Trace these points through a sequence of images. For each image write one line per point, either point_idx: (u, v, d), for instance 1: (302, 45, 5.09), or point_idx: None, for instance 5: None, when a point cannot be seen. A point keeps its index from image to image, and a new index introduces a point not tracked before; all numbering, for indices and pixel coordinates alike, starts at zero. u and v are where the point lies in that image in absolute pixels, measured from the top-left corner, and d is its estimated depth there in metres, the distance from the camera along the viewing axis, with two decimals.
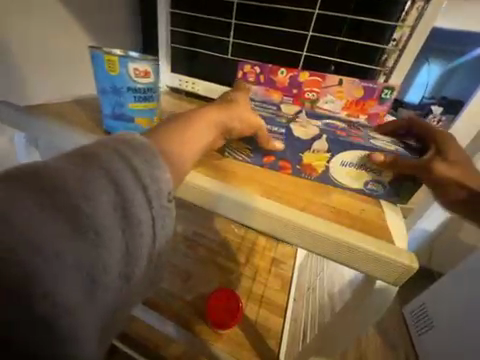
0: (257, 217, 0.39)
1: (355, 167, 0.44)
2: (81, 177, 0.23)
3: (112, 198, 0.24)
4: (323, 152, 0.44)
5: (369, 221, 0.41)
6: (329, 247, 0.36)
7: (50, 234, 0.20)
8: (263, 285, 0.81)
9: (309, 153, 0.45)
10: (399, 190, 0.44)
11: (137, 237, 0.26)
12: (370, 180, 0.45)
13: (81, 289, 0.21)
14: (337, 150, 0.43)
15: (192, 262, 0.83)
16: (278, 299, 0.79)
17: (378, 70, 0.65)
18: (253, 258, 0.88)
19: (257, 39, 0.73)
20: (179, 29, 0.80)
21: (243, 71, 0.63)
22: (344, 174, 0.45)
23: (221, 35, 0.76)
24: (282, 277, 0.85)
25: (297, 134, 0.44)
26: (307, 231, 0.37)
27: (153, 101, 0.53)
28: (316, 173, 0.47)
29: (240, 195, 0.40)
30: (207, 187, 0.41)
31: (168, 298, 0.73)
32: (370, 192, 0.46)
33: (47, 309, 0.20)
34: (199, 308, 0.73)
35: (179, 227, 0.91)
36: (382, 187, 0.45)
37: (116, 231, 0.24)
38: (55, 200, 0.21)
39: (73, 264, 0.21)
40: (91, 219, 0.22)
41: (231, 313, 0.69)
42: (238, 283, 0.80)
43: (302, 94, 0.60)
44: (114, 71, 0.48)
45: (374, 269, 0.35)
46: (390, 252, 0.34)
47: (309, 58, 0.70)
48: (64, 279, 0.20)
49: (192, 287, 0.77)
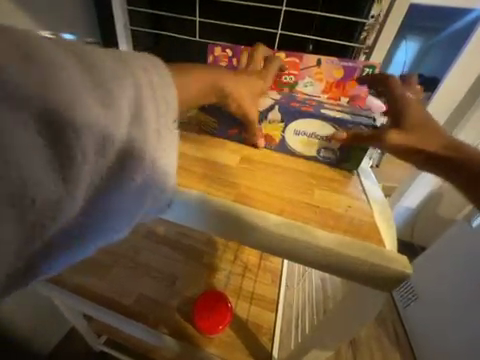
0: (234, 225, 0.35)
1: (307, 135, 0.47)
2: (105, 60, 0.23)
3: (130, 91, 0.23)
4: (278, 122, 0.46)
5: (356, 220, 0.38)
6: (314, 256, 0.33)
7: (74, 88, 0.20)
8: (252, 281, 0.79)
9: (266, 124, 0.47)
10: (352, 156, 0.47)
11: (142, 140, 0.24)
12: (322, 148, 0.47)
13: (93, 157, 0.22)
14: (289, 120, 0.45)
15: (177, 264, 0.79)
16: (268, 293, 0.76)
17: (358, 48, 0.61)
18: (241, 254, 0.84)
19: (227, 16, 0.64)
20: (138, 8, 0.69)
21: (213, 55, 0.57)
22: (298, 143, 0.48)
23: (185, 14, 0.67)
24: (273, 271, 0.81)
25: None
26: (294, 241, 0.33)
27: None
28: (274, 142, 0.49)
29: (210, 204, 0.35)
30: (205, 207, 0.35)
31: (153, 306, 0.70)
32: (324, 159, 0.48)
33: (64, 156, 0.20)
34: (186, 313, 0.70)
35: (161, 228, 0.84)
36: (333, 153, 0.47)
37: (125, 122, 0.23)
38: (86, 66, 0.21)
39: (88, 130, 0.21)
40: (111, 98, 0.22)
41: (220, 317, 0.66)
42: (227, 281, 0.77)
43: (280, 78, 0.54)
44: None
45: (365, 280, 0.32)
46: (383, 261, 0.32)
47: (285, 37, 0.64)
48: (80, 139, 0.20)
49: (178, 292, 0.73)
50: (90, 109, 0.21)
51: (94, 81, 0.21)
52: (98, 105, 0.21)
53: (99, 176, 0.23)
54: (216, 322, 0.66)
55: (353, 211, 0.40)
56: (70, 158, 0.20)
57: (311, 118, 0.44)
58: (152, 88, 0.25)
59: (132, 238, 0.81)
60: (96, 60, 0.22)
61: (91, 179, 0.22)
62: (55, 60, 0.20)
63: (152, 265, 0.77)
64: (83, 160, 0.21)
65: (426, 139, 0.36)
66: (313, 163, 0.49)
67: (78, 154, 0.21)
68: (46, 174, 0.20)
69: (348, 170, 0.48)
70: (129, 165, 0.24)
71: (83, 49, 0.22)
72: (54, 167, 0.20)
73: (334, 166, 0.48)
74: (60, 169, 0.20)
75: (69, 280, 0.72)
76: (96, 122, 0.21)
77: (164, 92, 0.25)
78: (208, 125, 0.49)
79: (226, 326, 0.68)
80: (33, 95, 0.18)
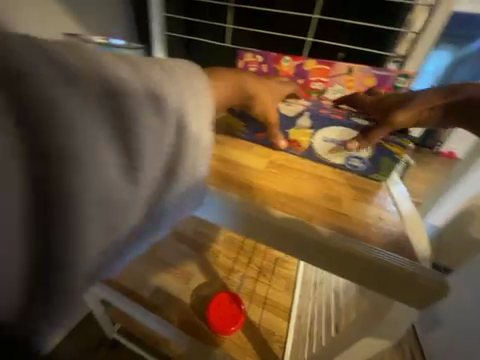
0: (255, 225, 0.34)
1: (334, 143, 0.46)
2: (151, 64, 0.22)
3: (179, 91, 0.23)
4: (307, 128, 0.46)
5: (382, 235, 0.38)
6: (339, 262, 0.32)
7: (135, 91, 0.20)
8: (266, 286, 0.79)
9: (293, 129, 0.47)
10: (380, 166, 0.46)
11: (193, 138, 0.24)
12: (351, 155, 0.46)
13: (156, 159, 0.21)
14: (318, 126, 0.45)
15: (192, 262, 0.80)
16: (282, 300, 0.77)
17: (388, 57, 0.59)
18: (253, 258, 0.84)
19: (259, 23, 0.66)
20: (173, 15, 0.72)
21: (243, 60, 0.58)
22: (325, 150, 0.47)
23: (218, 20, 0.70)
24: (288, 279, 0.81)
25: (284, 111, 0.45)
26: (324, 246, 0.32)
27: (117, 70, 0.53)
28: (302, 147, 0.48)
29: (240, 201, 0.35)
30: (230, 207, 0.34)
31: (168, 300, 0.72)
32: (351, 167, 0.47)
33: (130, 159, 0.20)
34: (199, 310, 0.71)
35: None
36: (361, 162, 0.46)
37: (177, 122, 0.23)
38: (139, 70, 0.21)
39: (151, 132, 0.20)
40: (164, 100, 0.21)
41: (233, 319, 0.67)
42: (240, 283, 0.78)
43: (308, 84, 0.55)
44: None
45: (399, 294, 0.31)
46: (424, 277, 0.29)
47: (315, 44, 0.64)
48: (144, 140, 0.20)
49: (192, 289, 0.75)
50: (150, 112, 0.20)
51: (150, 84, 0.21)
52: (153, 108, 0.21)
53: (157, 179, 0.22)
54: (228, 323, 0.66)
55: (380, 227, 0.39)
56: (136, 161, 0.20)
57: (335, 127, 0.44)
58: (195, 88, 0.24)
59: None
60: (145, 66, 0.22)
61: (149, 184, 0.21)
62: (114, 67, 0.19)
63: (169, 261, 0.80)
64: (147, 162, 0.20)
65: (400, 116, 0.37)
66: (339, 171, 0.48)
67: (143, 156, 0.20)
68: (117, 178, 0.19)
69: (374, 179, 0.47)
70: (180, 167, 0.23)
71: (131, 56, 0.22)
72: (123, 171, 0.19)
73: (362, 177, 0.47)
74: (127, 172, 0.20)
75: None
76: (155, 124, 0.21)
77: (204, 93, 0.24)
78: (237, 129, 0.49)
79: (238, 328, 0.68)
80: (100, 102, 0.18)
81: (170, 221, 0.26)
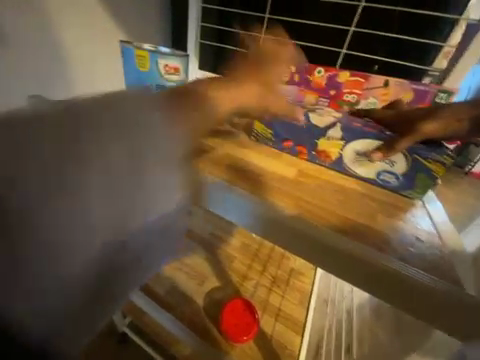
0: (274, 229, 0.34)
1: (365, 154, 0.47)
2: (121, 125, 0.20)
3: (157, 151, 0.22)
4: (337, 139, 0.47)
5: (414, 258, 0.38)
6: (355, 271, 0.31)
7: (114, 174, 0.20)
8: (280, 296, 0.77)
9: (324, 139, 0.48)
10: (415, 183, 0.46)
11: (173, 190, 0.25)
12: (382, 170, 0.47)
13: (141, 224, 0.24)
14: (350, 137, 0.46)
15: (207, 264, 0.81)
16: (296, 313, 0.74)
17: (426, 71, 0.58)
18: (269, 266, 0.83)
19: (291, 35, 0.67)
20: (209, 25, 0.76)
21: (276, 69, 0.59)
22: (357, 162, 0.48)
23: (251, 30, 0.72)
24: (303, 292, 0.79)
25: (314, 122, 0.47)
26: (340, 253, 0.32)
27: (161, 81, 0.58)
28: (329, 159, 0.50)
29: (259, 203, 0.36)
30: (252, 207, 0.36)
31: (181, 300, 0.73)
32: (383, 182, 0.48)
33: (116, 237, 0.22)
34: (212, 314, 0.71)
35: None
36: (394, 177, 0.47)
37: (159, 183, 0.24)
38: (112, 140, 0.19)
39: (136, 206, 0.22)
40: (142, 170, 0.22)
41: (246, 327, 0.66)
42: (253, 290, 0.77)
43: (340, 96, 0.54)
44: (144, 65, 0.59)
45: (431, 319, 0.28)
46: (465, 307, 0.26)
47: (348, 57, 0.64)
48: (131, 216, 0.22)
49: (206, 291, 0.75)
50: (131, 190, 0.21)
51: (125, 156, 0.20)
52: (134, 186, 0.22)
53: (143, 235, 0.25)
54: (241, 331, 0.65)
55: (413, 248, 0.38)
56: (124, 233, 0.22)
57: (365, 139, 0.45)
58: (173, 138, 0.23)
59: None
60: (114, 132, 0.20)
61: (136, 242, 0.24)
62: (82, 150, 0.18)
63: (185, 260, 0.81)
64: (132, 232, 0.23)
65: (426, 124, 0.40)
66: (370, 186, 0.49)
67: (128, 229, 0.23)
68: (103, 255, 0.22)
69: (405, 194, 0.48)
70: (163, 215, 0.26)
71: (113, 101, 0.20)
72: (107, 247, 0.22)
73: (391, 191, 0.48)
74: (112, 247, 0.22)
75: None
76: (139, 197, 0.22)
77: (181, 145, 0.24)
78: (265, 137, 0.54)
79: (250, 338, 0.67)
80: (82, 203, 0.19)
81: (161, 249, 0.30)
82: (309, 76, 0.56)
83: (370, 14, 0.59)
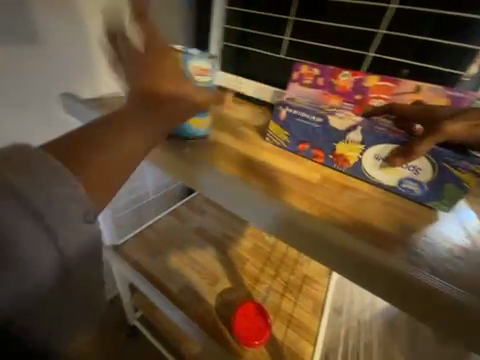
0: (287, 229, 0.43)
1: (383, 160, 0.45)
2: None
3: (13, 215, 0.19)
4: (357, 143, 0.46)
5: (439, 269, 0.36)
6: (340, 259, 0.39)
7: None
8: (292, 303, 0.76)
9: (342, 142, 0.48)
10: (442, 193, 0.43)
11: (52, 257, 0.21)
12: (405, 177, 0.45)
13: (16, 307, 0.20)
14: (370, 142, 0.45)
15: (220, 265, 0.82)
16: (309, 322, 0.72)
17: (463, 76, 0.54)
18: (282, 271, 0.84)
19: (316, 37, 0.66)
20: (232, 27, 0.77)
21: (299, 72, 0.58)
22: (376, 168, 0.46)
23: (275, 32, 0.71)
24: (316, 300, 0.77)
25: (333, 124, 0.48)
26: (328, 242, 0.39)
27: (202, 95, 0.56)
28: (347, 165, 0.49)
29: (276, 205, 0.43)
30: (271, 206, 0.43)
31: (193, 299, 0.73)
32: (405, 192, 0.45)
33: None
34: (223, 316, 0.70)
35: (210, 227, 0.94)
36: (419, 187, 0.44)
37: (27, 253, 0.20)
38: None
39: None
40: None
41: (259, 332, 0.65)
42: (265, 294, 0.77)
43: (367, 101, 0.51)
44: None
45: (402, 302, 0.35)
46: (424, 289, 0.34)
47: (376, 60, 0.61)
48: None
49: (217, 292, 0.75)
50: None
51: None
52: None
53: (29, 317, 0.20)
54: (253, 335, 0.64)
55: (451, 264, 0.36)
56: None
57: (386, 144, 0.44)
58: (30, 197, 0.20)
59: (186, 230, 0.92)
60: None
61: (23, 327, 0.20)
62: None
63: (198, 260, 0.83)
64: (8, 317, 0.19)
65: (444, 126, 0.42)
66: (391, 195, 0.46)
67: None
68: None
69: (429, 206, 0.44)
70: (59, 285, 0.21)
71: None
72: None
73: (413, 199, 0.45)
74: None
75: (131, 255, 0.82)
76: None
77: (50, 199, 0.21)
78: (280, 138, 0.55)
79: (261, 343, 0.65)
80: None
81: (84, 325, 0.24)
82: (334, 79, 0.55)
83: (402, 16, 0.56)
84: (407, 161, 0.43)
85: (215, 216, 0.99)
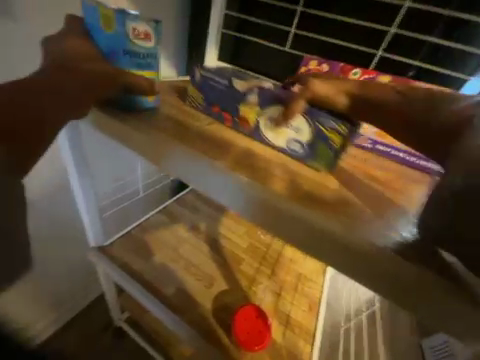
0: None
1: (271, 120, 0.45)
2: None
3: None
4: (255, 104, 0.46)
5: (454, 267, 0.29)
6: (333, 252, 0.33)
7: None
8: (289, 303, 0.75)
9: (244, 104, 0.47)
10: (317, 153, 0.42)
11: None
12: (292, 138, 0.44)
13: None
14: (264, 102, 0.45)
15: (215, 265, 0.80)
16: (306, 321, 0.72)
17: (468, 81, 0.55)
18: (278, 270, 0.84)
19: (324, 31, 0.63)
20: (233, 13, 0.71)
21: (307, 67, 0.57)
22: (268, 128, 0.45)
23: (280, 22, 0.67)
24: (311, 298, 0.78)
25: (238, 85, 0.47)
26: (327, 237, 0.33)
27: (153, 70, 0.46)
28: (247, 126, 0.48)
29: (268, 195, 0.36)
30: (271, 201, 0.36)
31: (187, 302, 0.70)
32: (292, 151, 0.44)
33: None
34: (221, 319, 0.68)
35: (204, 225, 0.90)
36: (300, 148, 0.43)
37: None
38: None
39: None
40: None
41: (258, 336, 0.64)
42: (262, 295, 0.76)
43: None
44: (110, 28, 0.40)
45: (403, 301, 0.30)
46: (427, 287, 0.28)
47: (384, 59, 0.60)
48: None
49: (213, 294, 0.73)
50: None
51: None
52: None
53: None
54: (253, 339, 0.63)
55: None
56: None
57: (271, 105, 0.44)
58: None
59: (179, 229, 0.87)
60: None
61: None
62: None
63: (192, 261, 0.79)
64: None
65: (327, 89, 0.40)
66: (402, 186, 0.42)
67: None
68: None
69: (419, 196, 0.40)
70: None
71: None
72: None
73: (299, 160, 0.44)
74: None
75: (119, 255, 0.76)
76: None
77: None
78: (195, 100, 0.52)
79: (261, 347, 0.64)
80: None
81: None
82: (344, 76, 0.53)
83: (419, 13, 0.54)
84: (287, 121, 0.43)
85: (208, 214, 0.95)
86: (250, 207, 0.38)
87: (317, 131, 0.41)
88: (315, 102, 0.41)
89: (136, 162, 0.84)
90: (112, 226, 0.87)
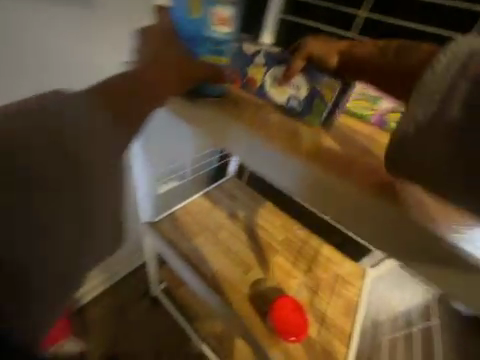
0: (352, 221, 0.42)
1: (274, 79, 0.51)
2: None
3: None
4: (261, 66, 0.52)
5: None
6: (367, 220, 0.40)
7: None
8: (325, 301, 0.74)
9: (253, 67, 0.52)
10: (313, 108, 0.49)
11: None
12: (292, 95, 0.50)
13: None
14: (271, 64, 0.51)
15: (252, 253, 0.82)
16: (342, 322, 0.70)
17: None
18: (315, 267, 0.82)
19: (402, 15, 0.58)
20: None
21: None
22: (273, 88, 0.51)
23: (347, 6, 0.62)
24: (348, 300, 0.76)
25: (247, 50, 0.52)
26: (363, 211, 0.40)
27: (224, 58, 0.45)
28: (255, 85, 0.52)
29: (315, 175, 0.42)
30: (321, 181, 0.42)
31: (226, 284, 0.73)
32: (292, 108, 0.51)
33: None
34: (257, 305, 0.70)
35: (241, 213, 0.92)
36: (299, 103, 0.50)
37: None
38: None
39: None
40: None
41: (296, 328, 0.64)
42: (298, 289, 0.76)
43: None
44: (195, 14, 0.39)
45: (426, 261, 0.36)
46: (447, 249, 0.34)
47: None
48: None
49: (250, 281, 0.75)
50: None
51: None
52: None
53: None
54: (290, 330, 0.64)
55: None
56: None
57: (276, 66, 0.51)
58: None
59: (219, 215, 0.90)
60: None
61: None
62: None
63: (231, 247, 0.82)
64: None
65: (324, 51, 0.47)
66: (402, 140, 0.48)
67: None
68: None
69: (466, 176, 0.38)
70: None
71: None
72: None
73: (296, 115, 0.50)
74: None
75: (166, 232, 0.82)
76: None
77: None
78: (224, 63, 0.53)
79: (297, 339, 0.65)
80: None
81: None
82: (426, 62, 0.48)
83: None
84: (289, 81, 0.50)
85: (246, 203, 0.97)
86: (302, 186, 0.44)
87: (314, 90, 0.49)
88: (313, 59, 0.49)
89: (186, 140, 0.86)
90: (162, 203, 0.93)
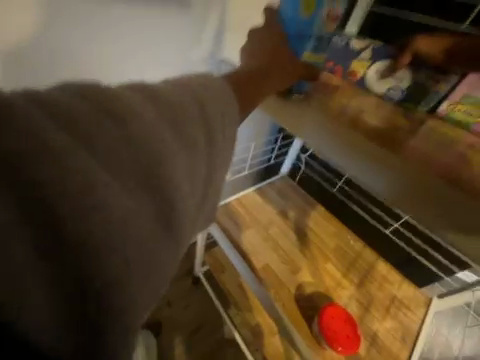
0: (444, 229, 0.39)
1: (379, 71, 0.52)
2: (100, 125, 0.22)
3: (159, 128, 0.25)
4: (366, 61, 0.53)
5: None
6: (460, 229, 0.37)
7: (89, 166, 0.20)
8: (377, 321, 0.69)
9: (357, 61, 0.54)
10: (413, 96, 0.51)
11: (164, 150, 0.25)
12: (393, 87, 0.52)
13: (149, 196, 0.24)
14: (378, 56, 0.52)
15: (300, 255, 0.81)
16: (396, 349, 0.64)
17: None
18: (367, 282, 0.77)
19: None
20: None
21: None
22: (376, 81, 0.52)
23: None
24: (406, 327, 0.68)
25: (355, 45, 0.54)
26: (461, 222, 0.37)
27: (322, 54, 0.46)
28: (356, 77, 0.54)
29: (411, 183, 0.40)
30: (412, 188, 0.40)
31: (273, 280, 0.74)
32: (390, 97, 0.52)
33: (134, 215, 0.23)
34: (303, 308, 0.69)
35: (292, 214, 0.91)
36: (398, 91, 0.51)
37: (167, 153, 0.25)
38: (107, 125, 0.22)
39: (129, 187, 0.23)
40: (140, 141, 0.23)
41: (345, 340, 0.62)
42: (347, 301, 0.72)
43: None
44: (307, 12, 0.41)
45: None
46: None
47: None
48: (127, 200, 0.22)
49: (297, 282, 0.74)
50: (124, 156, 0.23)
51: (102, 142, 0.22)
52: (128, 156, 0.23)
53: (160, 212, 0.25)
54: (339, 341, 0.61)
55: None
56: (152, 187, 0.24)
57: (381, 59, 0.52)
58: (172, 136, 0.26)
59: (270, 211, 0.91)
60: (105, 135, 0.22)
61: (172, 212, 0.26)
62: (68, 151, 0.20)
63: (281, 244, 0.83)
64: (158, 203, 0.24)
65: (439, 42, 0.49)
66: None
67: (140, 206, 0.23)
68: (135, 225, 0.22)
69: None
70: (165, 175, 0.25)
71: (110, 91, 0.23)
72: (147, 220, 0.24)
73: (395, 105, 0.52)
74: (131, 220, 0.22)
75: (220, 220, 0.87)
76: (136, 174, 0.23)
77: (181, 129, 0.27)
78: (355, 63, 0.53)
79: (345, 352, 0.62)
80: (127, 178, 0.23)
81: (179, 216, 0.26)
82: None
83: None
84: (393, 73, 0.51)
85: (297, 205, 0.95)
86: (392, 193, 0.43)
87: (418, 83, 0.50)
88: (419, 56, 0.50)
89: (251, 134, 0.89)
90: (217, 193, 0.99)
